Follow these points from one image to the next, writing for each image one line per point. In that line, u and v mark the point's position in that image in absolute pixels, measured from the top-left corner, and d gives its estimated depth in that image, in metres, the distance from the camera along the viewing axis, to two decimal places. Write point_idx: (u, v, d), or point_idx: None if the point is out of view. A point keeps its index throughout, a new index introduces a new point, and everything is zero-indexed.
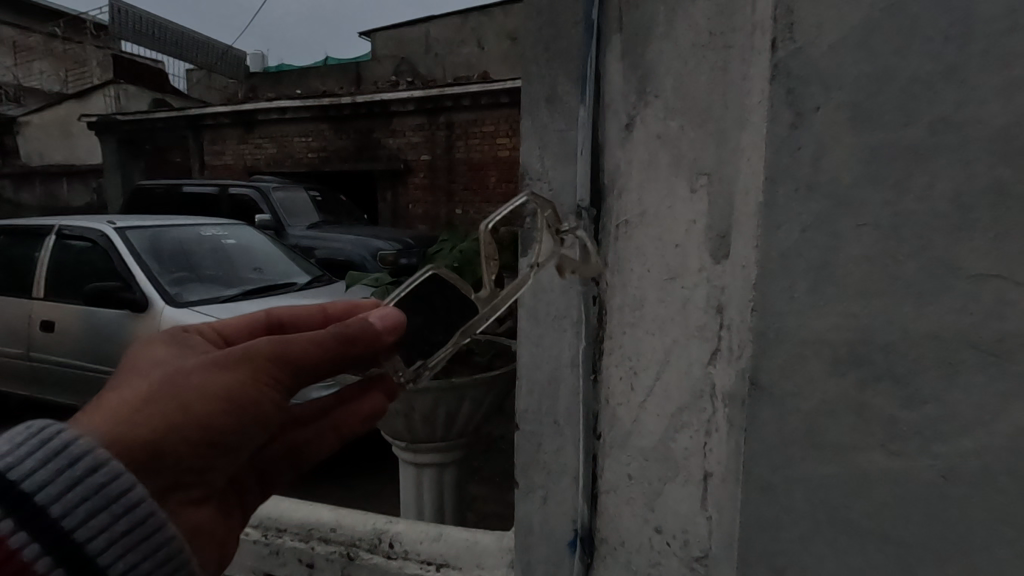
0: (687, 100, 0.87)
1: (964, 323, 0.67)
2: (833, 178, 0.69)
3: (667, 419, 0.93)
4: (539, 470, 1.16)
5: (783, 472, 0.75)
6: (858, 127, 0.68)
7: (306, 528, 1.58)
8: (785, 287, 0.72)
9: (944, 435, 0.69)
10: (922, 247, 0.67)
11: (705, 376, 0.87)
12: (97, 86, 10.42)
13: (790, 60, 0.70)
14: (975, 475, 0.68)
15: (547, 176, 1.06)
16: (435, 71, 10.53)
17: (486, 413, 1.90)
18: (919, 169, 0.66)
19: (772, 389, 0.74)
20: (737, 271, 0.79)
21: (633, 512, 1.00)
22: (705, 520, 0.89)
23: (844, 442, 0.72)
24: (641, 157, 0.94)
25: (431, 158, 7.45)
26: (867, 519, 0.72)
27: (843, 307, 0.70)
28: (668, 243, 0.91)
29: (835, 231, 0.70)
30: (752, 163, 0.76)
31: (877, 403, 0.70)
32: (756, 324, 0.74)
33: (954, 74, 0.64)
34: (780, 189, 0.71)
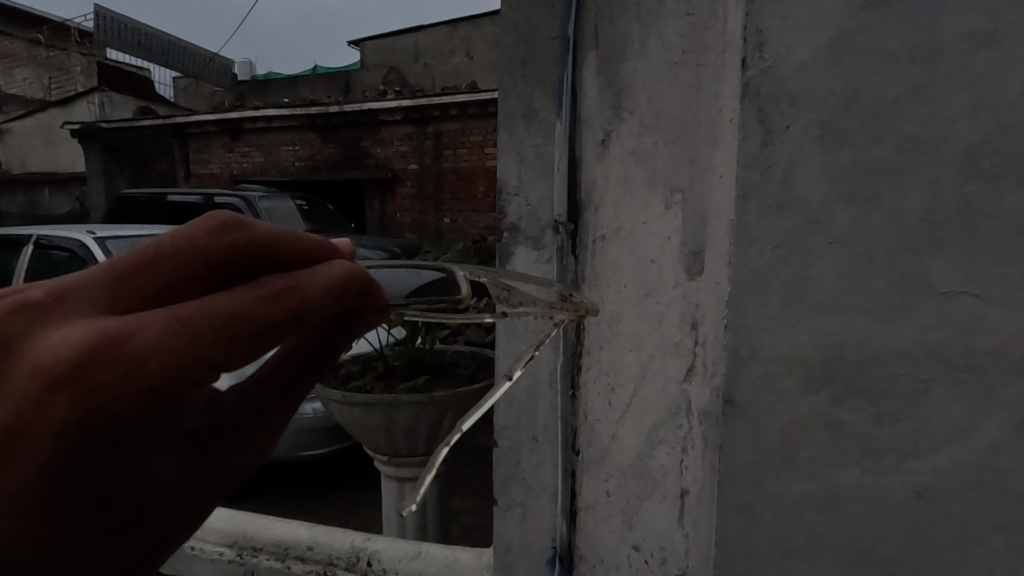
0: (660, 116, 0.87)
1: (934, 340, 0.67)
2: (804, 196, 0.69)
3: (644, 436, 0.92)
4: (518, 486, 1.15)
5: (758, 490, 0.74)
6: (827, 146, 0.68)
7: (282, 548, 1.55)
8: (758, 303, 0.72)
9: (916, 452, 0.69)
10: (892, 264, 0.67)
11: (681, 393, 0.86)
12: (82, 93, 10.32)
13: (760, 79, 0.70)
14: (947, 492, 0.68)
15: (524, 191, 1.08)
16: (423, 81, 10.56)
17: (470, 426, 1.90)
18: (888, 188, 0.67)
19: (745, 407, 0.74)
20: (711, 288, 0.79)
21: (612, 528, 0.99)
22: (682, 537, 0.86)
23: (818, 460, 0.72)
24: (618, 173, 0.94)
25: (419, 167, 7.45)
26: (842, 537, 0.72)
27: (815, 325, 0.71)
28: (644, 259, 0.91)
29: (806, 248, 0.70)
30: (723, 179, 0.76)
31: (851, 420, 0.70)
32: (728, 341, 0.74)
33: (920, 94, 0.65)
34: (752, 207, 0.72)
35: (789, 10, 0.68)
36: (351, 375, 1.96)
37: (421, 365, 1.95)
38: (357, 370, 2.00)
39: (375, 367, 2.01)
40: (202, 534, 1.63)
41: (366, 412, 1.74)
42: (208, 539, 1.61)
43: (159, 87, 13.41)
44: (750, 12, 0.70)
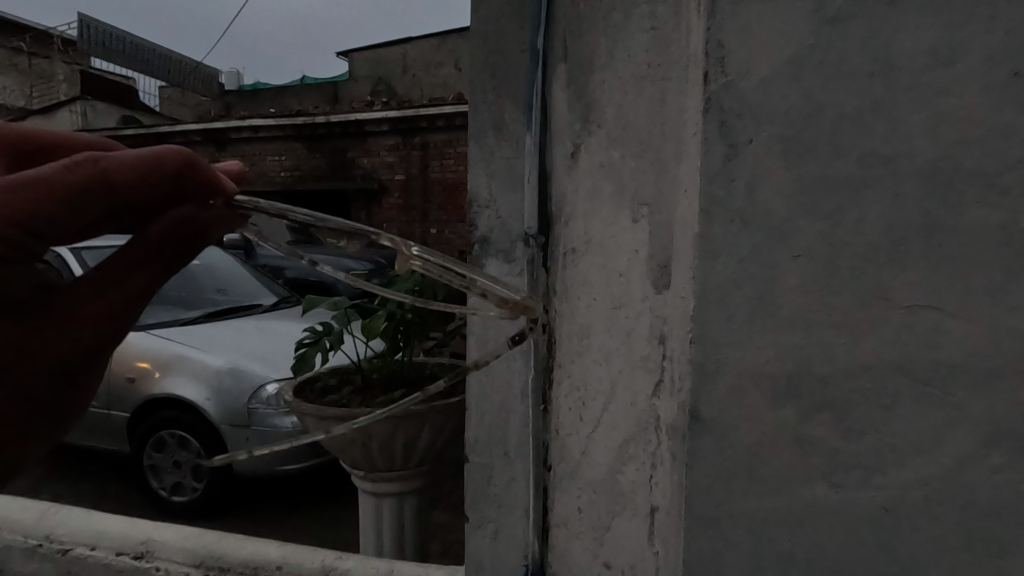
0: (627, 129, 0.88)
1: (900, 355, 0.67)
2: (768, 210, 0.69)
3: (615, 451, 0.92)
4: (489, 503, 1.13)
5: (725, 507, 0.73)
6: (789, 161, 0.68)
7: (251, 567, 1.51)
8: (723, 318, 0.71)
9: (881, 467, 0.68)
10: (855, 279, 0.67)
11: (649, 408, 0.85)
12: (64, 102, 10.19)
13: (722, 93, 0.70)
14: (914, 507, 0.68)
15: (495, 203, 1.08)
16: (411, 92, 10.61)
17: (448, 440, 1.87)
18: (851, 202, 0.67)
19: (711, 422, 0.73)
20: (677, 302, 0.78)
21: (583, 545, 0.98)
22: (652, 556, 0.85)
23: (785, 476, 0.71)
24: (587, 186, 0.95)
25: (406, 177, 7.44)
26: (811, 555, 0.71)
27: (780, 340, 0.70)
28: (613, 272, 0.91)
29: (771, 263, 0.70)
30: (687, 193, 0.75)
31: (818, 435, 0.70)
32: (694, 356, 0.73)
33: (880, 110, 0.66)
34: (716, 221, 0.71)
35: (750, 25, 0.68)
36: (327, 389, 1.94)
37: (399, 379, 1.93)
38: (334, 383, 1.99)
39: (352, 381, 1.99)
40: (167, 555, 1.58)
41: (339, 426, 1.71)
42: (173, 559, 1.57)
43: (143, 96, 13.28)
44: (712, 24, 0.70)
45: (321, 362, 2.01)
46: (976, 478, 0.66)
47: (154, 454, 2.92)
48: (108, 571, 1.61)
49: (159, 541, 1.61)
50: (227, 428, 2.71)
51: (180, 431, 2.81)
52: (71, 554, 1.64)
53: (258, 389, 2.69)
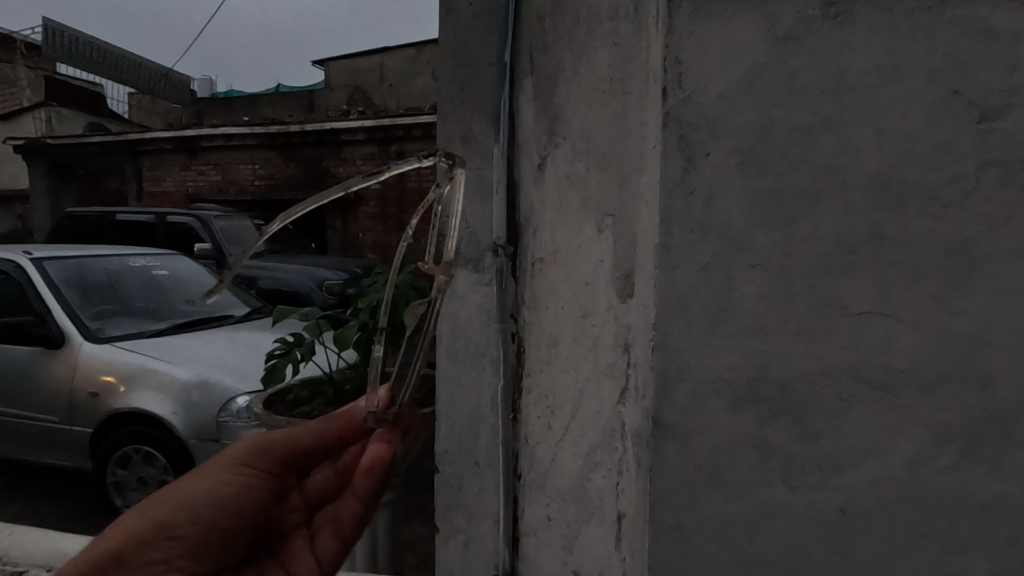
0: (591, 142, 0.90)
1: (851, 360, 0.69)
2: (725, 220, 0.71)
3: (582, 460, 0.93)
4: (460, 512, 1.12)
5: (687, 511, 0.75)
6: (744, 173, 0.71)
7: None
8: (684, 326, 0.73)
9: (836, 468, 0.71)
10: (809, 287, 0.70)
11: (615, 415, 0.86)
12: (29, 108, 9.94)
13: (680, 107, 0.72)
14: (866, 508, 0.70)
15: (463, 213, 1.10)
16: (388, 101, 10.59)
17: (420, 451, 1.86)
18: (804, 213, 0.70)
19: (673, 428, 0.74)
20: (640, 311, 0.79)
21: (552, 554, 0.99)
22: (619, 562, 0.85)
23: (746, 481, 0.73)
24: (554, 198, 0.97)
25: (382, 187, 7.37)
26: (769, 556, 0.73)
27: (740, 347, 0.72)
28: (579, 281, 0.92)
29: (729, 272, 0.72)
30: (649, 204, 0.77)
31: (777, 439, 0.72)
32: (656, 363, 0.74)
33: (829, 125, 0.68)
34: (676, 231, 0.73)
35: (706, 42, 0.71)
36: (298, 401, 1.91)
37: None
38: (305, 396, 1.94)
39: (325, 393, 1.95)
40: None
41: None
42: None
43: (112, 103, 13.03)
44: (670, 41, 0.72)
45: (292, 373, 1.97)
46: (927, 477, 0.68)
47: (117, 470, 2.83)
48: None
49: None
50: (194, 442, 2.64)
51: (145, 446, 2.73)
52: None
53: (228, 402, 2.61)
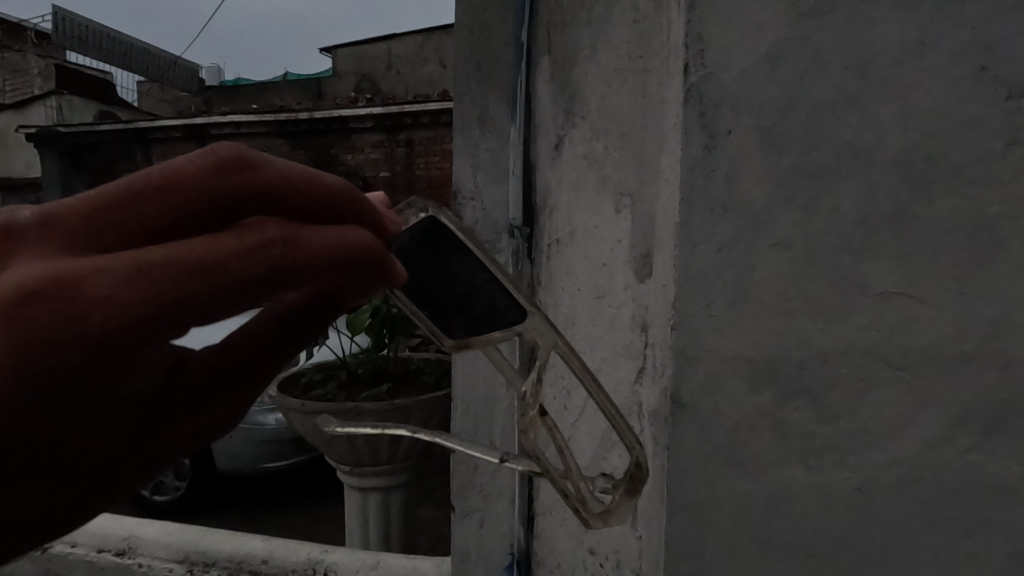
0: (609, 121, 0.90)
1: (871, 339, 0.69)
2: (747, 199, 0.71)
3: (598, 439, 0.94)
4: (474, 492, 1.14)
5: (705, 489, 0.75)
6: (766, 150, 0.70)
7: (235, 562, 1.45)
8: (703, 305, 0.73)
9: (854, 449, 0.71)
10: (830, 266, 0.69)
11: (632, 395, 0.87)
12: (41, 97, 10.02)
13: (702, 84, 0.72)
14: (886, 489, 0.70)
15: (480, 195, 1.10)
16: (396, 89, 10.53)
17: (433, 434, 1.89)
18: (826, 190, 0.69)
19: (691, 407, 0.75)
20: (659, 291, 0.79)
21: (568, 532, 1.00)
22: (636, 539, 0.87)
23: (762, 459, 0.73)
24: (571, 177, 0.98)
25: (391, 175, 7.39)
26: (786, 534, 0.73)
27: (759, 326, 0.72)
28: (596, 261, 0.93)
29: (750, 252, 0.71)
30: (668, 182, 0.77)
31: (794, 418, 0.72)
32: (675, 342, 0.75)
33: (853, 102, 0.68)
34: (696, 210, 0.73)
35: (728, 17, 0.70)
36: (312, 384, 1.93)
37: (384, 373, 1.94)
38: (319, 378, 1.98)
39: (337, 376, 1.99)
40: (151, 551, 1.50)
41: (326, 421, 1.72)
42: (156, 555, 1.49)
43: (122, 91, 13.09)
44: (693, 17, 0.72)
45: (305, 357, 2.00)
46: (946, 458, 0.68)
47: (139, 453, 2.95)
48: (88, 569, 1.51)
49: (143, 538, 1.52)
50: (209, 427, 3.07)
51: None
52: (50, 552, 1.54)
53: None
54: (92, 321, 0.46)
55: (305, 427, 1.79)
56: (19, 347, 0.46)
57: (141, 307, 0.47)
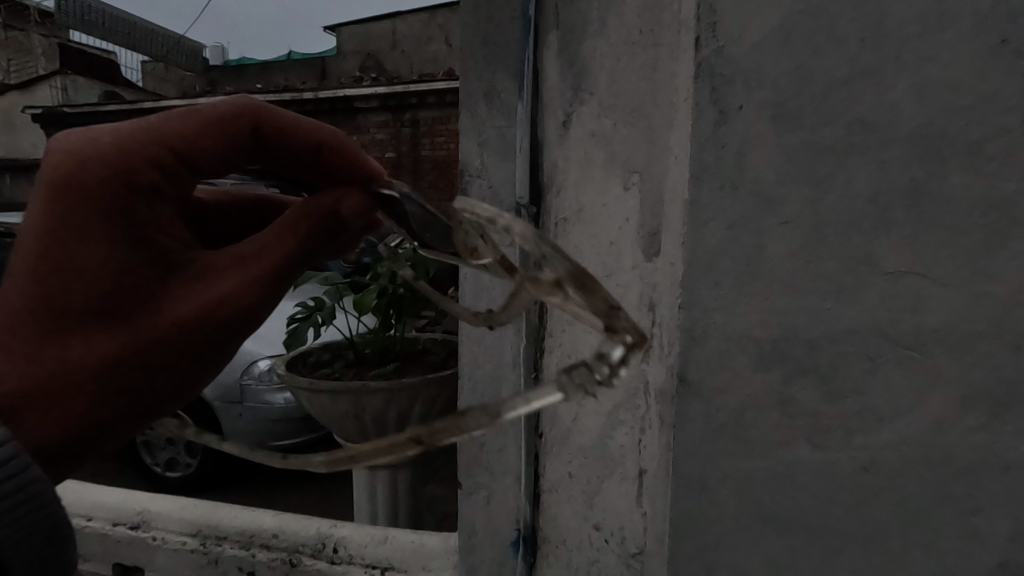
0: (618, 97, 0.89)
1: (881, 318, 0.68)
2: (757, 176, 0.70)
3: (605, 418, 0.94)
4: (482, 469, 1.15)
5: (710, 466, 0.76)
6: (778, 126, 0.69)
7: (247, 535, 1.47)
8: (711, 283, 0.73)
9: (861, 427, 0.71)
10: (840, 244, 0.69)
11: (638, 374, 0.87)
12: (47, 78, 10.00)
13: (713, 59, 0.71)
14: (892, 467, 0.70)
15: (487, 174, 1.10)
16: (402, 69, 10.41)
17: (440, 415, 1.90)
18: (838, 167, 0.68)
19: (698, 384, 0.75)
20: (667, 269, 0.79)
21: (574, 509, 1.02)
22: (640, 517, 0.88)
23: (768, 437, 0.73)
24: (578, 155, 0.97)
25: (397, 156, 7.35)
26: (791, 510, 0.74)
27: (767, 304, 0.72)
28: (604, 240, 0.93)
29: (759, 229, 0.71)
30: (678, 160, 0.76)
31: (801, 397, 0.72)
32: (682, 321, 0.75)
33: (868, 76, 0.66)
34: (706, 187, 0.73)
35: None
36: (320, 363, 1.95)
37: (391, 353, 1.96)
38: (327, 358, 1.99)
39: (345, 355, 2.00)
40: (164, 524, 1.53)
41: (333, 399, 1.73)
42: (170, 528, 1.52)
43: (127, 71, 13.04)
44: None
45: (313, 337, 2.01)
46: (954, 437, 0.68)
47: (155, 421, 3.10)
48: (104, 543, 1.55)
49: (156, 512, 1.55)
50: (218, 405, 3.14)
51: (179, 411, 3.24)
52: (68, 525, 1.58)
53: (251, 366, 3.13)
54: (114, 142, 0.77)
55: (309, 405, 1.80)
56: (123, 163, 0.77)
57: (159, 144, 0.79)
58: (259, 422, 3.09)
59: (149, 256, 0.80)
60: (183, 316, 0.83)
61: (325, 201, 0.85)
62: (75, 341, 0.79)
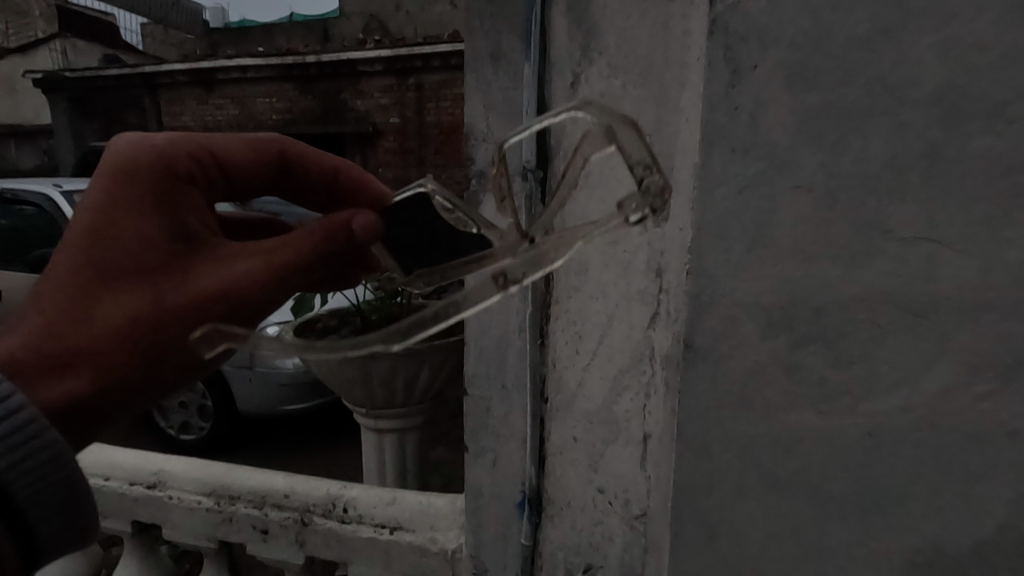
0: (629, 57, 0.88)
1: (891, 285, 0.68)
2: (770, 139, 0.68)
3: (609, 383, 0.96)
4: (487, 433, 1.16)
5: (714, 433, 0.75)
6: (794, 87, 0.66)
7: (259, 496, 1.51)
8: (721, 250, 0.71)
9: (867, 394, 0.71)
10: (853, 210, 0.67)
11: (644, 341, 0.89)
12: (45, 41, 9.83)
13: (728, 14, 0.66)
14: (896, 433, 0.71)
15: (492, 137, 1.07)
16: (405, 30, 10.15)
17: (446, 380, 1.93)
18: (855, 130, 0.66)
19: (704, 352, 0.74)
20: (675, 235, 0.78)
21: (578, 471, 1.04)
22: (644, 479, 0.94)
23: (773, 403, 0.73)
24: (586, 118, 0.94)
25: (401, 121, 7.24)
26: (794, 475, 0.75)
27: (776, 271, 0.70)
28: (611, 205, 0.92)
29: (771, 194, 0.69)
30: (689, 122, 0.74)
31: (808, 364, 0.72)
32: (690, 288, 0.73)
33: (889, 34, 0.64)
34: (717, 151, 0.69)
35: None
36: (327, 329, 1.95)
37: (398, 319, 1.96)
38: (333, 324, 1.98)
39: (351, 322, 2.00)
40: (179, 484, 1.57)
41: (342, 364, 1.75)
42: (184, 488, 1.56)
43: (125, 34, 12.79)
44: None
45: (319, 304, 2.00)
46: (958, 403, 0.69)
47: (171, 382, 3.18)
48: (123, 501, 1.60)
49: (171, 472, 1.59)
50: (229, 369, 3.19)
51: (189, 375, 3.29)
52: None
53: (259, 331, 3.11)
54: (166, 138, 0.95)
55: (319, 369, 1.81)
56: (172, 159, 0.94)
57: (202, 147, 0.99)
58: (270, 387, 3.14)
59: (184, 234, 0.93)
60: (203, 290, 0.92)
61: (340, 220, 0.95)
62: (101, 305, 0.87)
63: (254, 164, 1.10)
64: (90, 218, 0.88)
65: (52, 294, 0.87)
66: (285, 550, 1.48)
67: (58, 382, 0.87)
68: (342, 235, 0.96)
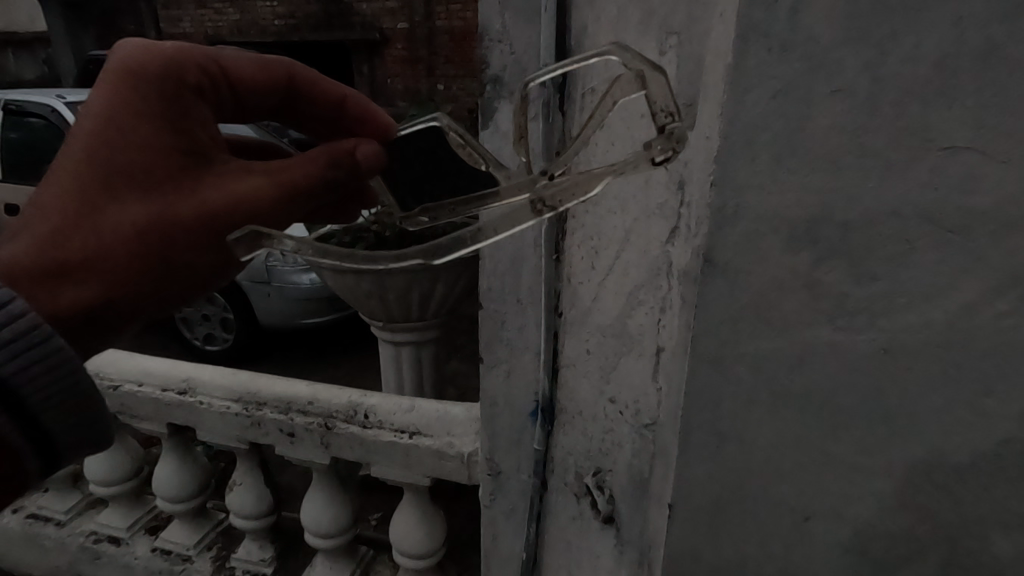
0: None
1: (926, 198, 0.65)
2: (811, 37, 0.62)
3: (624, 298, 0.96)
4: (501, 346, 1.17)
5: (727, 346, 0.76)
6: None
7: (284, 402, 1.58)
8: (747, 161, 0.68)
9: (888, 310, 0.70)
10: (895, 116, 0.63)
11: (663, 255, 0.89)
12: None
13: None
14: (913, 349, 0.70)
15: (508, 37, 0.98)
16: None
17: (460, 295, 1.94)
18: (906, 27, 0.60)
19: (724, 266, 0.73)
20: (701, 145, 0.75)
21: (591, 383, 1.07)
22: (656, 390, 0.97)
23: (790, 318, 0.73)
24: (611, 15, 0.89)
25: (410, 26, 6.85)
26: (805, 389, 0.76)
27: (804, 182, 0.67)
28: (634, 113, 0.88)
29: (807, 99, 0.64)
30: (723, 18, 0.68)
31: (830, 280, 0.70)
32: (713, 200, 0.71)
33: None
34: (752, 50, 0.64)
35: None
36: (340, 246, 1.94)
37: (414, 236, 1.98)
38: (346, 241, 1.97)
39: (365, 238, 1.99)
40: (209, 391, 1.65)
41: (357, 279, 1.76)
42: (214, 394, 1.64)
43: None
44: None
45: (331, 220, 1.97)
46: (982, 321, 0.68)
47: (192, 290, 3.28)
48: (157, 405, 1.69)
49: (200, 379, 1.67)
50: (248, 284, 3.27)
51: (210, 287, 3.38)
52: (122, 389, 1.71)
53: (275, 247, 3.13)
54: (174, 45, 0.92)
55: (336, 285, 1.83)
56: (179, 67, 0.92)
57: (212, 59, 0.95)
58: (288, 301, 3.22)
59: (191, 148, 0.92)
60: (209, 203, 0.92)
61: (344, 145, 0.99)
62: (108, 213, 0.88)
63: (263, 82, 1.05)
64: (96, 123, 0.88)
65: (56, 199, 0.88)
66: (311, 451, 1.57)
67: (70, 289, 0.88)
68: (348, 162, 1.00)
